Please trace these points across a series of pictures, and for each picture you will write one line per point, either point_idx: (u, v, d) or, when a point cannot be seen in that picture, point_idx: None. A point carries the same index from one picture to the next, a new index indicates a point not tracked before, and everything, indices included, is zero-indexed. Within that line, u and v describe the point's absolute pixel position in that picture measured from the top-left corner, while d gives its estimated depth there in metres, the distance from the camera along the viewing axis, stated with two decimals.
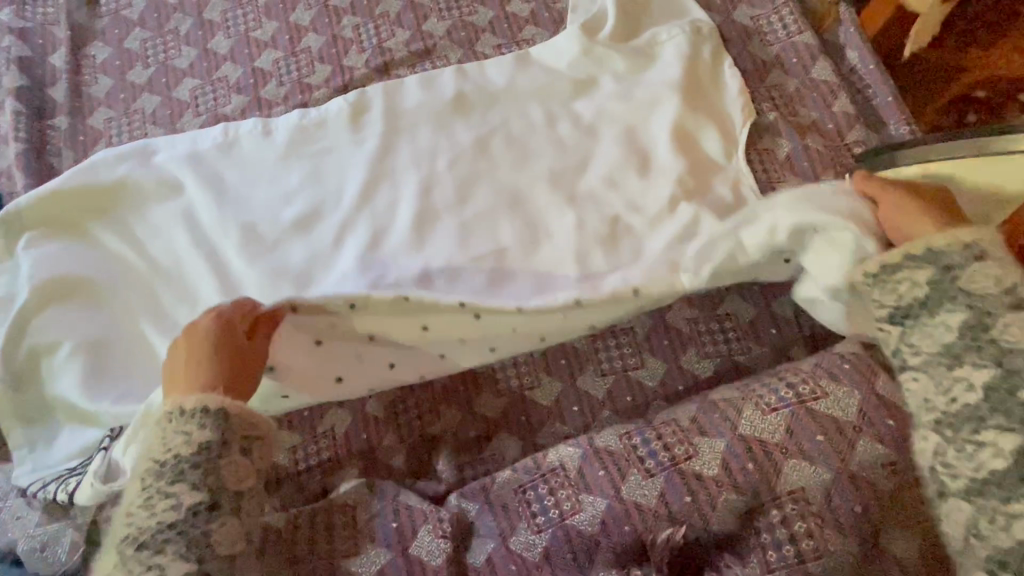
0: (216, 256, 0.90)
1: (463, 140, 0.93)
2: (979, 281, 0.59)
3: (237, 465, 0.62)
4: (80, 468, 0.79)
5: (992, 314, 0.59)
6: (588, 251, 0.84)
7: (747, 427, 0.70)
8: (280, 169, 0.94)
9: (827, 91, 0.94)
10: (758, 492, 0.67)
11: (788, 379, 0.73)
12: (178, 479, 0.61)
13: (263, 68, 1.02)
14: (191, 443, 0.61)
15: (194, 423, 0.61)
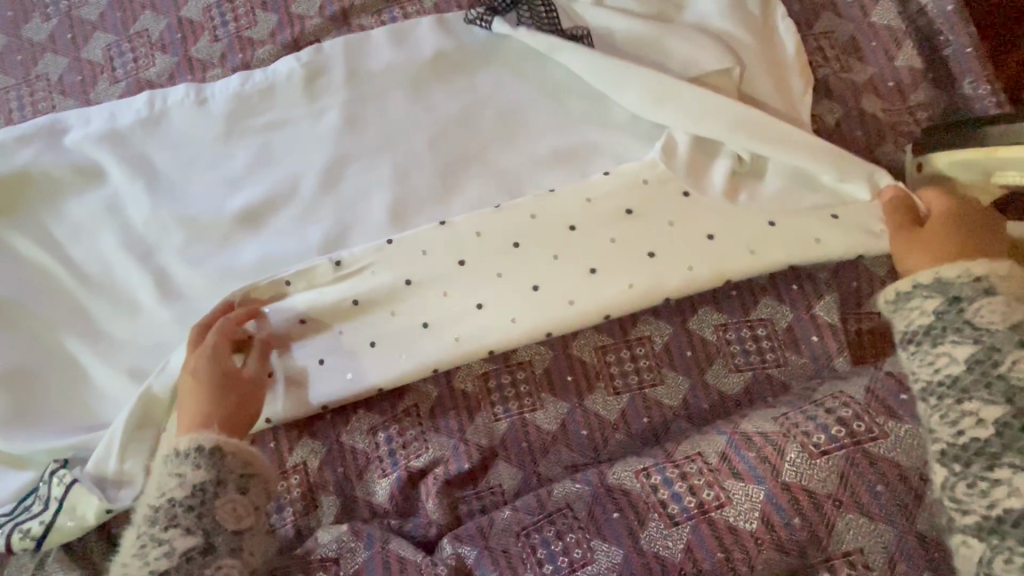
0: (152, 260, 0.75)
1: (447, 111, 0.77)
2: (986, 315, 0.55)
3: (235, 504, 0.57)
4: (18, 515, 0.67)
5: (1000, 350, 0.53)
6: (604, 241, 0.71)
7: (792, 473, 0.59)
8: (221, 147, 0.77)
9: (889, 40, 0.77)
10: (806, 553, 0.57)
11: (837, 411, 0.62)
12: (172, 525, 0.56)
13: (193, 19, 0.82)
14: (186, 485, 0.57)
15: (189, 464, 0.58)
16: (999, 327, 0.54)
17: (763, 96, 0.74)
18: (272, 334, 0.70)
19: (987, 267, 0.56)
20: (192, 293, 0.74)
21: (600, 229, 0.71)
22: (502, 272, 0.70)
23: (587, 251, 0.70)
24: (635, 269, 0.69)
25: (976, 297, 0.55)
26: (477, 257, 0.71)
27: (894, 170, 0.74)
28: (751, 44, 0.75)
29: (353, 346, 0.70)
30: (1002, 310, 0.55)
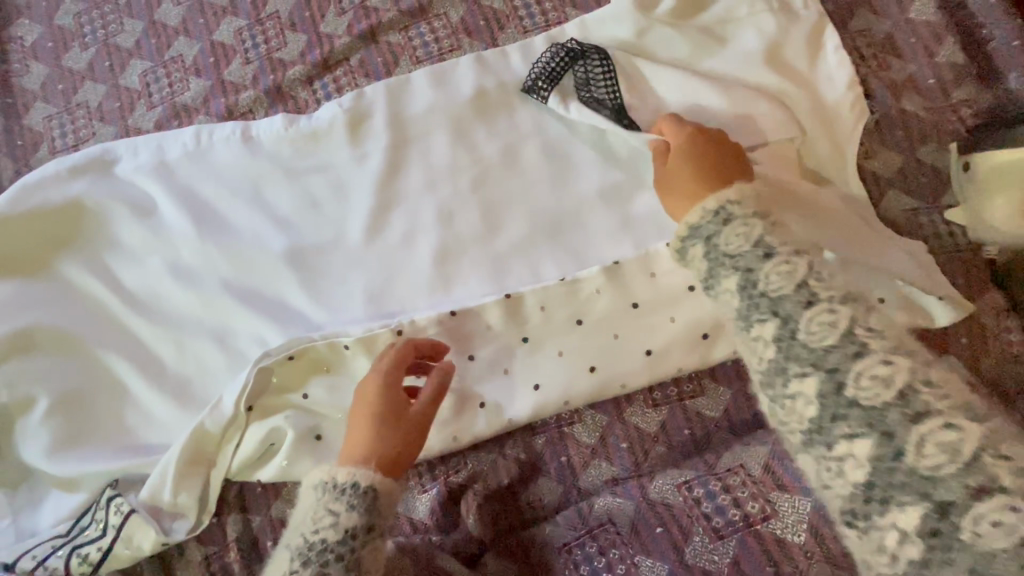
0: (197, 285, 0.77)
1: (487, 152, 0.77)
2: (868, 387, 0.44)
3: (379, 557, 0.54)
4: (76, 539, 0.68)
5: (841, 373, 0.46)
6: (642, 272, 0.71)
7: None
8: (266, 185, 0.78)
9: (929, 36, 0.75)
10: (863, 569, 0.54)
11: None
12: (323, 573, 0.51)
13: (225, 43, 0.83)
14: (339, 528, 0.53)
15: (344, 502, 0.54)
16: (889, 401, 0.43)
17: (816, 126, 0.73)
18: (324, 391, 0.73)
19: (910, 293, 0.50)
20: (239, 321, 0.76)
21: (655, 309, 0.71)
22: (562, 350, 0.71)
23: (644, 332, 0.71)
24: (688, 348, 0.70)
25: (795, 314, 0.49)
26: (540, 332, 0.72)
27: (936, 169, 0.73)
28: (804, 79, 0.74)
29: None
30: (826, 321, 0.47)
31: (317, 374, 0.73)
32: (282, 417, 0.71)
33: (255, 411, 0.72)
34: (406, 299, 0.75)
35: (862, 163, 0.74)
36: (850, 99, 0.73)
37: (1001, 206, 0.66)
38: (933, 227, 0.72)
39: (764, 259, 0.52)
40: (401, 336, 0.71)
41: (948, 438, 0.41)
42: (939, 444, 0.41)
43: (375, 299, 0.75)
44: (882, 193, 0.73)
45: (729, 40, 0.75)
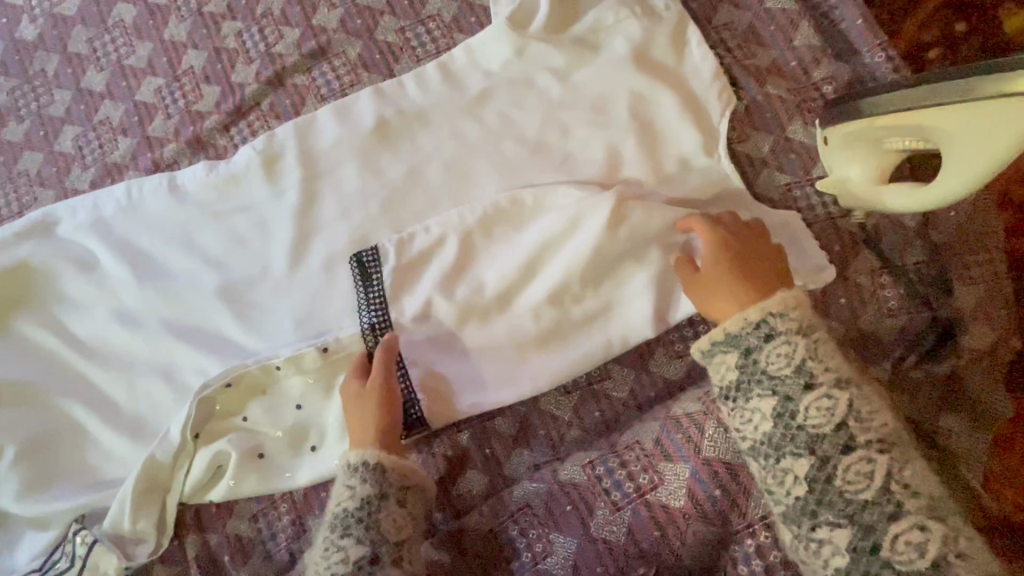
0: (141, 328, 0.83)
1: (393, 176, 0.83)
2: (775, 362, 0.58)
3: (395, 515, 0.64)
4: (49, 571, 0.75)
5: (793, 400, 0.57)
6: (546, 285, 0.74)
7: (710, 447, 0.65)
8: (195, 229, 0.84)
9: (786, 23, 0.81)
10: (729, 520, 0.63)
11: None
12: (346, 533, 0.63)
13: (147, 102, 0.90)
14: (356, 498, 0.64)
15: (353, 467, 0.66)
16: (788, 373, 0.58)
17: (688, 118, 0.79)
18: (263, 413, 0.79)
19: (761, 312, 0.60)
20: (181, 357, 0.82)
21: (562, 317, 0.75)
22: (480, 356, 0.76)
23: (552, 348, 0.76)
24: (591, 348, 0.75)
25: (760, 346, 0.59)
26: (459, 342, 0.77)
27: (803, 146, 0.79)
28: (673, 77, 0.80)
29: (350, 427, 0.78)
30: (784, 353, 0.59)
31: (254, 399, 0.79)
32: (225, 441, 0.77)
33: (202, 437, 0.78)
34: (331, 320, 0.80)
35: (736, 147, 0.79)
36: (716, 90, 0.79)
37: (857, 172, 0.67)
38: (806, 199, 0.77)
39: (769, 318, 0.60)
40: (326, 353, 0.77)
41: (827, 402, 0.56)
42: (820, 407, 0.56)
43: (303, 323, 0.81)
44: (756, 174, 0.79)
45: (601, 48, 0.82)
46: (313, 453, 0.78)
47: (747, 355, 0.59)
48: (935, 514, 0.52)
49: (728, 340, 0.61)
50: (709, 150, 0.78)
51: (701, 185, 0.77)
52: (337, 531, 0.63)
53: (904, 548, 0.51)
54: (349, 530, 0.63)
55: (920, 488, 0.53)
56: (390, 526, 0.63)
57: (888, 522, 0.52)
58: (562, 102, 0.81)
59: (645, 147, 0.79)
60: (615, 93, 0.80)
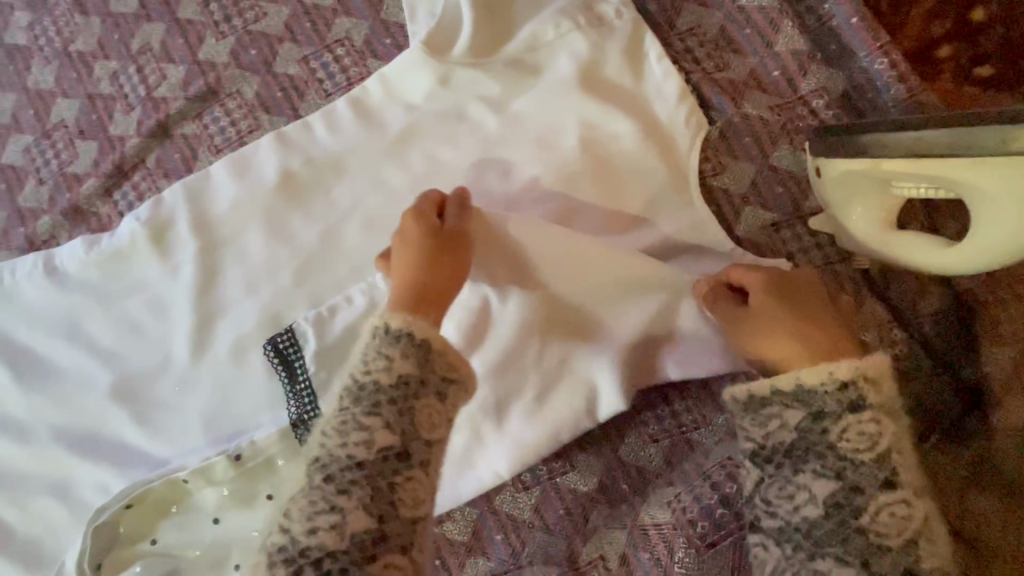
0: (30, 439, 0.71)
1: (306, 241, 0.69)
2: (852, 441, 0.46)
3: (416, 487, 0.46)
4: None
5: (862, 492, 0.45)
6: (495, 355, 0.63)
7: (681, 572, 0.58)
8: (80, 320, 0.72)
9: (765, 23, 0.66)
10: None
11: (727, 489, 0.59)
12: (345, 491, 0.44)
13: (14, 166, 0.76)
14: (372, 447, 0.45)
15: (398, 350, 0.48)
16: (866, 460, 0.46)
17: (651, 153, 0.65)
18: (175, 532, 0.66)
19: (853, 370, 0.47)
20: (77, 472, 0.70)
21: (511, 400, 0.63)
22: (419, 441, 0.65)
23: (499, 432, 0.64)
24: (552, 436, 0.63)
25: (837, 414, 0.46)
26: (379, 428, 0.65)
27: (793, 175, 0.65)
28: (632, 103, 0.66)
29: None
30: (869, 433, 0.46)
31: (164, 517, 0.67)
32: (132, 574, 0.64)
33: (105, 567, 0.65)
34: (244, 420, 0.68)
35: (711, 181, 0.66)
36: (683, 114, 0.65)
37: (859, 215, 0.54)
38: (798, 241, 0.64)
39: (858, 382, 0.46)
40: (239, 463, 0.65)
41: (902, 510, 0.44)
42: (893, 513, 0.44)
43: (212, 425, 0.69)
44: (738, 212, 0.65)
45: (542, 69, 0.68)
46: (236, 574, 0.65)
47: (816, 419, 0.47)
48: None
49: (796, 398, 0.48)
50: (678, 190, 0.65)
51: (672, 232, 0.64)
52: (334, 484, 0.44)
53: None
54: (353, 480, 0.44)
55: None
56: (404, 503, 0.45)
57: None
58: (500, 139, 0.68)
59: (601, 190, 0.65)
60: (562, 125, 0.66)
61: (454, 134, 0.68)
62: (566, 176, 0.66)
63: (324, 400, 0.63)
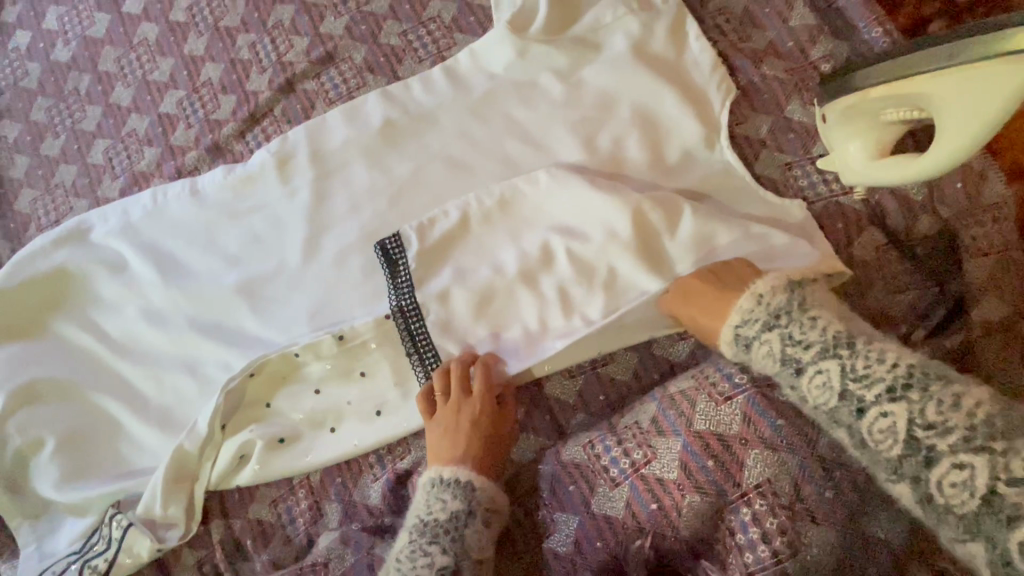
0: (168, 325, 0.87)
1: (399, 172, 0.85)
2: (748, 326, 0.63)
3: (479, 534, 0.65)
4: (91, 549, 0.79)
5: (750, 349, 0.63)
6: (558, 260, 0.77)
7: (703, 421, 0.64)
8: (215, 232, 0.89)
9: (781, 4, 0.82)
10: (724, 491, 0.61)
11: (747, 362, 0.66)
12: (434, 541, 0.64)
13: (169, 113, 0.96)
14: (447, 510, 0.66)
15: (450, 492, 0.67)
16: (756, 329, 0.62)
17: (688, 103, 0.79)
18: (285, 400, 0.83)
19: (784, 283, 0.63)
20: (204, 352, 0.86)
21: (565, 299, 0.76)
22: (493, 335, 0.78)
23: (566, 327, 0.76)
24: (593, 328, 0.76)
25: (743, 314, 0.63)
26: (463, 320, 0.78)
27: (803, 125, 0.78)
28: (673, 61, 0.81)
29: (361, 410, 0.81)
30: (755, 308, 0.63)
31: (279, 389, 0.83)
32: (249, 431, 0.81)
33: (229, 427, 0.82)
34: (344, 315, 0.83)
35: (736, 128, 0.80)
36: (714, 74, 0.80)
37: (857, 147, 0.67)
38: (808, 178, 0.77)
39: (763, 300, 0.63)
40: (341, 340, 0.79)
41: (822, 377, 0.56)
42: (767, 353, 0.61)
43: (316, 318, 0.83)
44: (756, 154, 0.79)
45: (600, 44, 0.83)
46: (331, 435, 0.81)
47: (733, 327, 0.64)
48: (977, 445, 0.48)
49: (738, 343, 0.64)
50: (711, 132, 0.78)
51: (703, 178, 0.78)
52: (426, 536, 0.64)
53: (952, 491, 0.48)
54: (440, 541, 0.64)
55: (952, 422, 0.49)
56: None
57: (927, 468, 0.50)
58: (560, 97, 0.83)
59: (646, 133, 0.79)
60: (614, 80, 0.81)
61: (524, 89, 0.84)
62: (615, 121, 0.80)
63: (422, 292, 0.78)
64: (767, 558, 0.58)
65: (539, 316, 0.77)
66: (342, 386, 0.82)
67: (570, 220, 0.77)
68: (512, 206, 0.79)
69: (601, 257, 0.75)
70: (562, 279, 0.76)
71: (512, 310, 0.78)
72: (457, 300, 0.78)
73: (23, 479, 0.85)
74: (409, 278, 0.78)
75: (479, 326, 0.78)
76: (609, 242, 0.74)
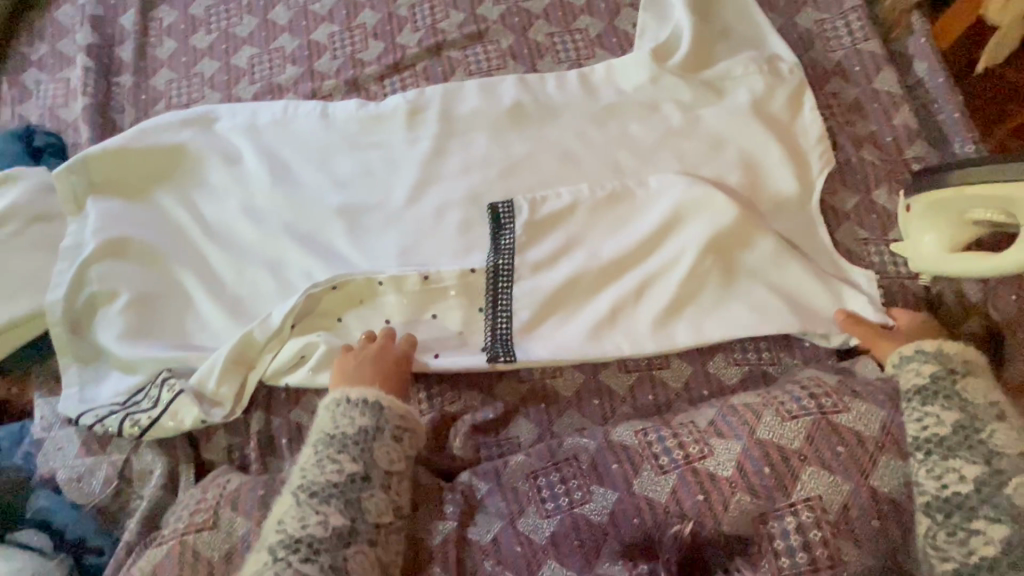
0: (265, 225, 0.92)
1: (517, 150, 0.93)
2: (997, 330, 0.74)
3: (388, 451, 0.71)
4: (139, 405, 0.81)
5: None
6: (648, 265, 0.84)
7: (766, 431, 0.68)
8: (331, 154, 0.95)
9: (889, 103, 0.92)
10: (772, 497, 0.66)
11: (811, 388, 0.71)
12: (343, 451, 0.70)
13: (319, 42, 1.04)
14: (355, 424, 0.71)
15: (359, 410, 0.72)
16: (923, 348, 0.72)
17: (792, 163, 0.88)
18: (355, 319, 0.87)
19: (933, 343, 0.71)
20: (290, 260, 0.90)
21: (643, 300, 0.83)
22: (571, 314, 0.84)
23: (629, 325, 0.82)
24: (662, 334, 0.82)
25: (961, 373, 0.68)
26: (547, 292, 0.83)
27: (885, 209, 0.87)
28: (785, 124, 0.90)
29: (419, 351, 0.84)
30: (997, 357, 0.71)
31: (352, 307, 0.87)
32: (316, 334, 0.84)
33: (297, 327, 0.86)
34: (431, 260, 0.88)
35: (826, 196, 0.88)
36: (819, 145, 0.89)
37: (933, 238, 0.77)
38: (879, 256, 0.85)
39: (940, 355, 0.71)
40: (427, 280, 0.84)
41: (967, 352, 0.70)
42: None
43: (405, 255, 0.88)
44: (838, 223, 0.87)
45: (725, 93, 0.92)
46: None
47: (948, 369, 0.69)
48: None
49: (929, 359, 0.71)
50: (804, 193, 0.87)
51: (789, 226, 0.85)
52: (338, 449, 0.70)
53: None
54: (347, 453, 0.70)
55: None
56: (366, 511, 0.68)
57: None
58: (680, 125, 0.91)
59: (748, 177, 0.87)
60: (733, 126, 0.90)
61: (649, 110, 0.93)
62: (724, 159, 0.88)
63: (517, 257, 0.85)
64: (802, 564, 0.62)
65: (615, 309, 0.82)
66: (411, 321, 0.86)
67: (670, 231, 0.84)
68: (618, 204, 0.86)
69: (689, 271, 0.81)
70: (643, 281, 0.83)
71: (594, 298, 0.84)
72: (547, 271, 0.84)
73: (86, 326, 0.87)
74: (512, 241, 0.85)
75: (558, 301, 0.84)
76: (699, 261, 0.81)
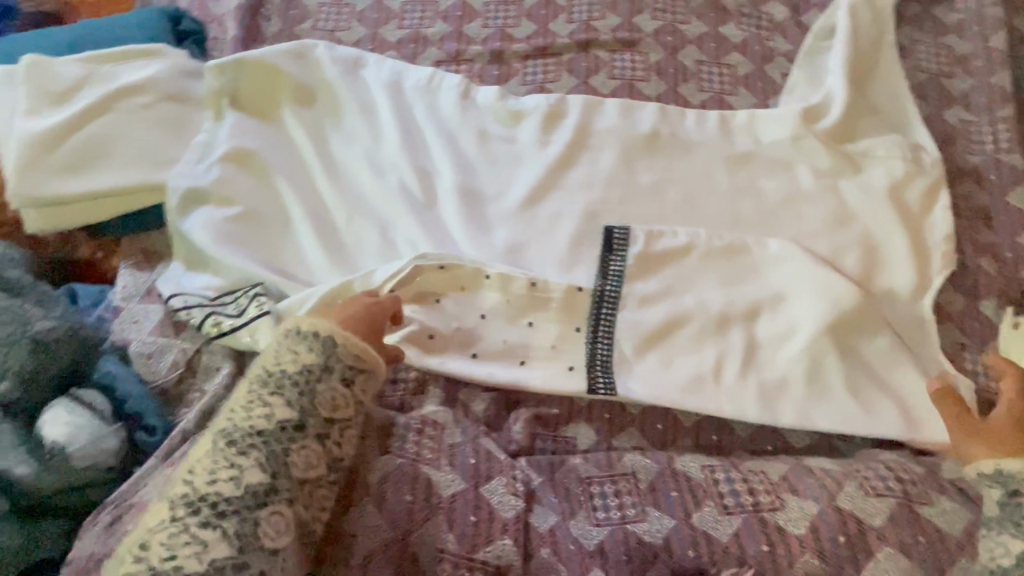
0: (382, 174, 0.93)
1: (643, 177, 0.92)
2: None
3: (334, 396, 0.66)
4: (227, 302, 0.82)
5: None
6: (756, 335, 0.82)
7: (848, 500, 0.69)
8: (462, 132, 0.96)
9: (1017, 219, 0.92)
10: (843, 566, 0.66)
11: (902, 473, 0.72)
12: (276, 393, 0.65)
13: (474, 7, 1.06)
14: (298, 362, 0.66)
15: (306, 345, 0.67)
16: None
17: (916, 267, 0.87)
18: (455, 305, 0.84)
19: None
20: (396, 212, 0.90)
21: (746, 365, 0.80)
22: (665, 360, 0.82)
23: (722, 387, 0.80)
24: (752, 400, 0.80)
25: None
26: (648, 329, 0.82)
27: (990, 320, 0.86)
28: (914, 214, 0.90)
29: (510, 353, 0.83)
30: None
31: (452, 292, 0.84)
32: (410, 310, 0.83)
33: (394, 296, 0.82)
34: (535, 263, 0.88)
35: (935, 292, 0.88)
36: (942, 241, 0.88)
37: None
38: (974, 364, 0.84)
39: None
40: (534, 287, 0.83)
41: None
42: None
43: (512, 249, 0.88)
44: (941, 321, 0.87)
45: (860, 166, 0.92)
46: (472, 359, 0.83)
47: None
48: None
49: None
50: (919, 295, 0.86)
51: (897, 320, 0.85)
52: (267, 387, 0.65)
53: None
54: (273, 398, 0.65)
55: None
56: (292, 463, 0.63)
57: None
58: (810, 186, 0.91)
59: (867, 263, 0.87)
60: (861, 207, 0.89)
61: (780, 163, 0.93)
62: (846, 232, 0.88)
63: (625, 287, 0.84)
64: None
65: (711, 367, 0.81)
66: (506, 322, 0.84)
67: (783, 299, 0.82)
68: (738, 258, 0.85)
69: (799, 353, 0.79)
70: (749, 347, 0.81)
71: (694, 350, 0.82)
72: (653, 306, 0.83)
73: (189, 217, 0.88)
74: (621, 274, 0.84)
75: (659, 339, 0.82)
76: (812, 344, 0.79)
